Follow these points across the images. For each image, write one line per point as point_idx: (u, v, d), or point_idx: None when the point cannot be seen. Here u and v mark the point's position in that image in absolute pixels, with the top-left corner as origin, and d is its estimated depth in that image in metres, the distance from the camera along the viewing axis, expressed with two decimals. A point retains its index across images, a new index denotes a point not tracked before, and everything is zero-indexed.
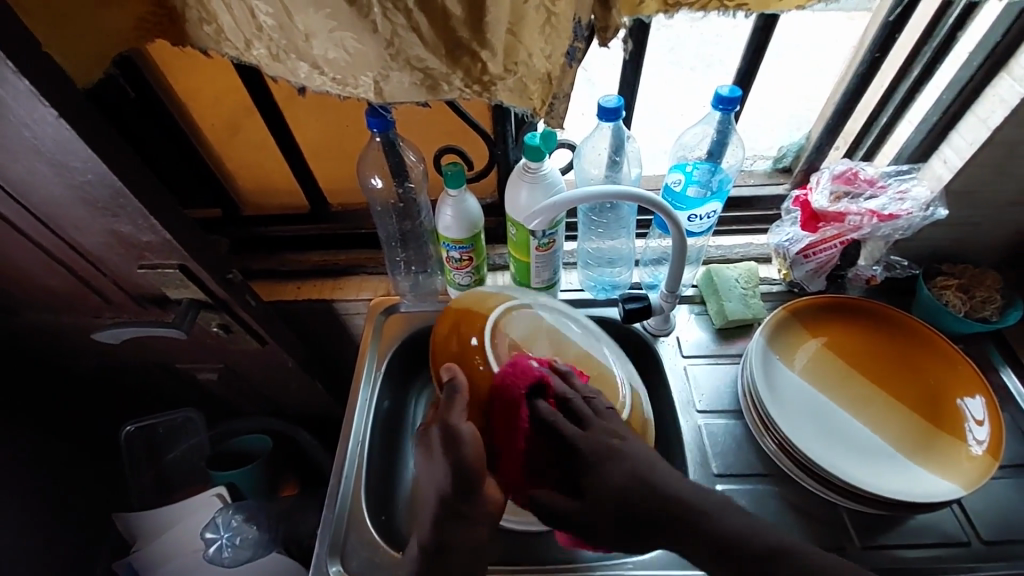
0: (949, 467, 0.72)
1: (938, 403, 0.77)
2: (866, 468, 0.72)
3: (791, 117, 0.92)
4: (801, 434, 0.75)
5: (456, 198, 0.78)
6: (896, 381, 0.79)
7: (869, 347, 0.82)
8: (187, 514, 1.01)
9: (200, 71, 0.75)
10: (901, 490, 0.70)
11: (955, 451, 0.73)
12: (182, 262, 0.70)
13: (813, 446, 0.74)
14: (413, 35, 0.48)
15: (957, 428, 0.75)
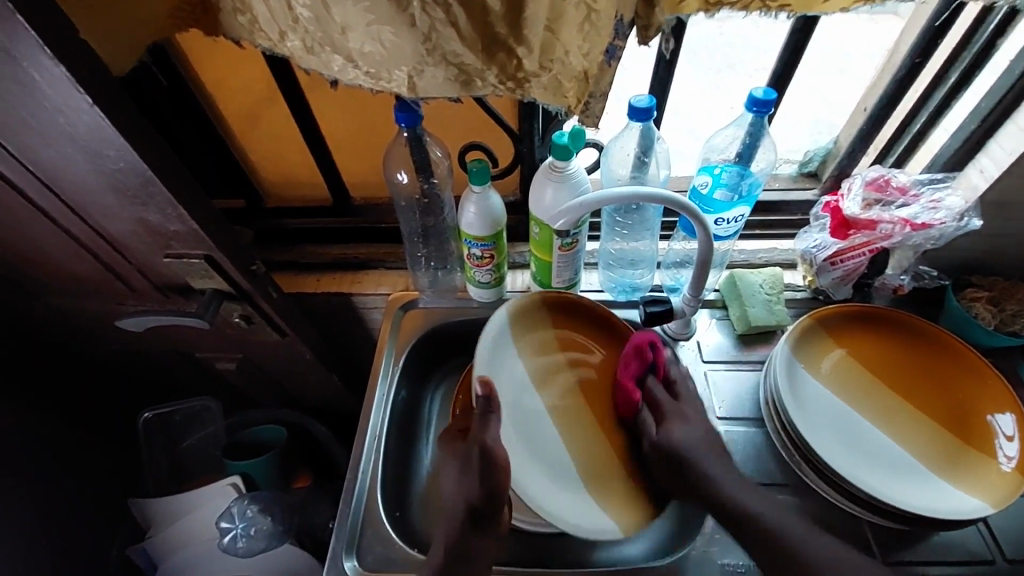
0: (976, 484, 0.70)
1: (968, 419, 0.75)
2: (890, 482, 0.71)
3: (815, 122, 0.91)
4: (825, 444, 0.74)
5: (479, 195, 0.77)
6: (925, 395, 0.77)
7: (893, 358, 0.80)
8: (201, 503, 1.02)
9: (230, 63, 0.75)
10: (926, 506, 0.68)
11: (984, 469, 0.71)
12: (207, 252, 0.70)
13: (837, 458, 0.73)
14: (450, 30, 0.48)
15: (985, 445, 0.73)
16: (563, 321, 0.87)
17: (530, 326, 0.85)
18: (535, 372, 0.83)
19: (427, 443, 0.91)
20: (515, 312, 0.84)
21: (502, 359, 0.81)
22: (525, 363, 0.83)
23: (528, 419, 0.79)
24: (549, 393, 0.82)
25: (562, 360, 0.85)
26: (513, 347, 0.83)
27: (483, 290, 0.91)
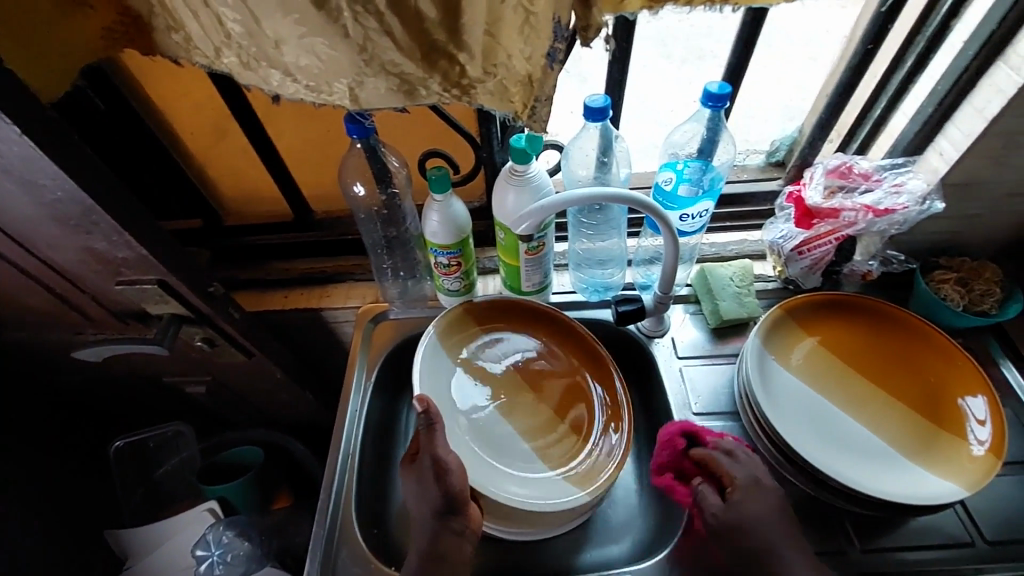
0: (950, 468, 0.70)
1: (939, 403, 0.75)
2: (867, 472, 0.71)
3: (784, 108, 0.90)
4: (799, 435, 0.73)
5: (441, 203, 0.76)
6: (896, 380, 0.77)
7: (859, 345, 0.80)
8: (178, 530, 0.99)
9: (175, 82, 0.73)
10: (900, 493, 0.68)
11: (957, 451, 0.71)
12: (160, 277, 0.68)
13: (812, 449, 0.72)
14: (387, 39, 0.46)
15: (957, 427, 0.73)
16: (495, 318, 0.87)
17: (460, 333, 0.84)
18: (477, 374, 0.82)
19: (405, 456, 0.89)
20: (449, 317, 0.84)
21: (436, 369, 0.80)
22: (461, 366, 0.82)
23: (479, 417, 0.79)
24: (493, 391, 0.81)
25: (501, 357, 0.85)
26: (447, 354, 0.82)
27: (453, 298, 0.90)
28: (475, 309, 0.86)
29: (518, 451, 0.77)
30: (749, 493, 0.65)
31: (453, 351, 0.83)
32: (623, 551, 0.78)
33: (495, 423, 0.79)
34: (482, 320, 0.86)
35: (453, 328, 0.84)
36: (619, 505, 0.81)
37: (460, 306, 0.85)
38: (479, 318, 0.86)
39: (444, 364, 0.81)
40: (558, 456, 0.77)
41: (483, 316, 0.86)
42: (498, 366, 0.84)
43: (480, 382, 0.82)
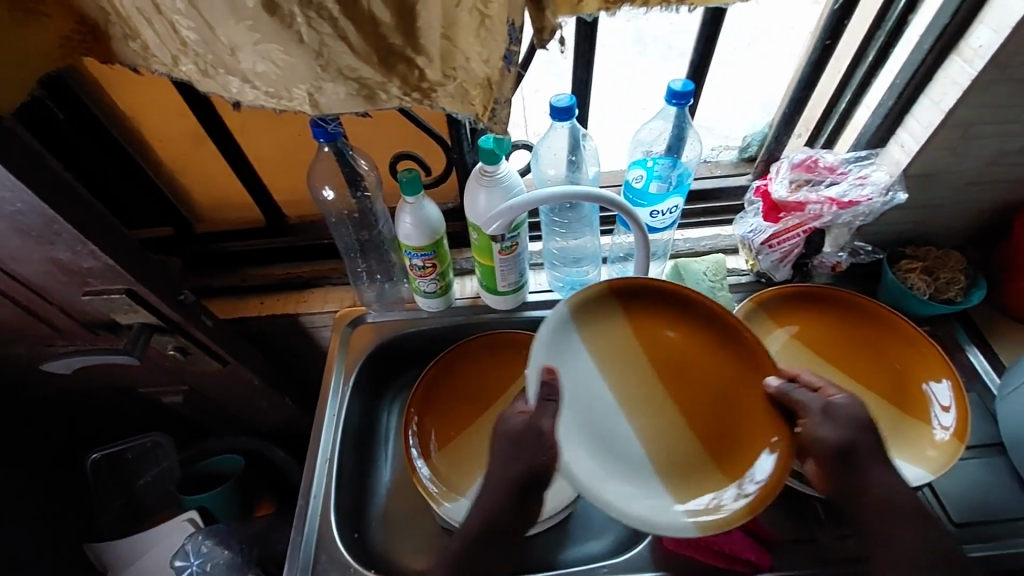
0: (914, 453, 0.72)
1: (905, 391, 0.77)
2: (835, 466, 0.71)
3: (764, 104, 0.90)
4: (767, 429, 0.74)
5: (413, 204, 0.76)
6: (863, 371, 0.79)
7: (832, 338, 0.82)
8: (158, 542, 0.99)
9: (139, 89, 0.72)
10: None
11: (924, 439, 0.73)
12: (128, 286, 0.67)
13: None
14: (342, 44, 0.46)
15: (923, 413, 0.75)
16: (638, 303, 0.72)
17: (597, 315, 0.71)
18: (607, 367, 0.70)
19: (385, 459, 0.90)
20: (577, 301, 0.69)
21: (566, 358, 0.68)
22: (594, 355, 0.70)
23: (600, 420, 0.68)
24: (622, 386, 0.70)
25: (639, 346, 0.72)
26: (580, 339, 0.69)
27: (431, 300, 0.90)
28: (617, 290, 0.71)
29: (633, 462, 0.67)
30: (839, 413, 0.58)
31: (589, 335, 0.70)
32: (602, 547, 0.78)
33: (617, 424, 0.69)
34: (621, 301, 0.72)
35: (587, 308, 0.70)
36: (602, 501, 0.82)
37: (601, 285, 0.71)
38: (622, 301, 0.72)
39: (574, 352, 0.68)
40: (684, 467, 0.67)
41: (622, 295, 0.72)
42: (631, 358, 0.71)
43: (609, 374, 0.70)
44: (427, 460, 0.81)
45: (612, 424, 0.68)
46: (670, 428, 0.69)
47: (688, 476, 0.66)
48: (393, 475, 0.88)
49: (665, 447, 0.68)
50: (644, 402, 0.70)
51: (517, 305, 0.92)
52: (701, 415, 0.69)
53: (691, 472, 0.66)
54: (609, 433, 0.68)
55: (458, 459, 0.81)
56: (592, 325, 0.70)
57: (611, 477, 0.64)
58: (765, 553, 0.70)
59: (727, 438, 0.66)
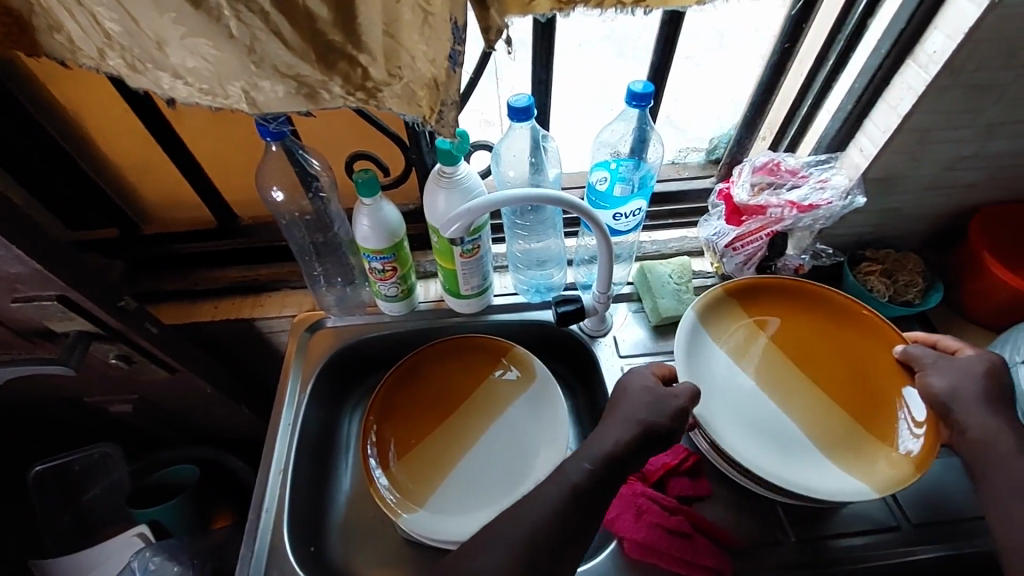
0: (869, 466, 0.69)
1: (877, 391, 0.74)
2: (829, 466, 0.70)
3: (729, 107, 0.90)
4: (737, 436, 0.72)
5: (371, 206, 0.74)
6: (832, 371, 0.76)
7: (804, 337, 0.79)
8: (105, 559, 0.94)
9: (73, 81, 0.68)
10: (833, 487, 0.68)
11: (874, 454, 0.70)
12: (61, 292, 0.63)
13: (751, 451, 0.71)
14: (275, 40, 0.43)
15: (887, 430, 0.71)
16: (755, 300, 0.82)
17: (724, 314, 0.81)
18: (743, 358, 0.78)
19: (346, 467, 0.87)
20: (702, 304, 0.80)
21: (705, 355, 0.77)
22: (724, 348, 0.79)
23: (752, 404, 0.75)
24: (765, 374, 0.77)
25: (769, 339, 0.79)
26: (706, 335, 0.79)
27: (393, 304, 0.88)
28: (735, 291, 0.82)
29: (789, 437, 0.72)
30: (945, 367, 0.67)
31: (719, 331, 0.80)
32: None
33: (768, 407, 0.75)
34: (747, 297, 0.82)
35: (709, 309, 0.80)
36: None
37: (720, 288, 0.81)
38: (742, 302, 0.82)
39: (707, 345, 0.78)
40: (847, 443, 0.71)
41: (758, 291, 0.82)
42: (758, 348, 0.79)
43: (752, 365, 0.78)
44: (386, 470, 0.78)
45: (760, 405, 0.75)
46: (817, 410, 0.74)
47: (873, 449, 0.70)
48: (353, 484, 0.85)
49: (818, 423, 0.73)
50: (788, 387, 0.76)
51: (482, 308, 0.90)
52: (848, 396, 0.75)
53: (852, 441, 0.71)
54: (750, 415, 0.74)
55: (419, 468, 0.79)
56: (715, 322, 0.80)
57: (763, 451, 0.71)
58: (726, 556, 0.68)
59: (872, 418, 0.73)
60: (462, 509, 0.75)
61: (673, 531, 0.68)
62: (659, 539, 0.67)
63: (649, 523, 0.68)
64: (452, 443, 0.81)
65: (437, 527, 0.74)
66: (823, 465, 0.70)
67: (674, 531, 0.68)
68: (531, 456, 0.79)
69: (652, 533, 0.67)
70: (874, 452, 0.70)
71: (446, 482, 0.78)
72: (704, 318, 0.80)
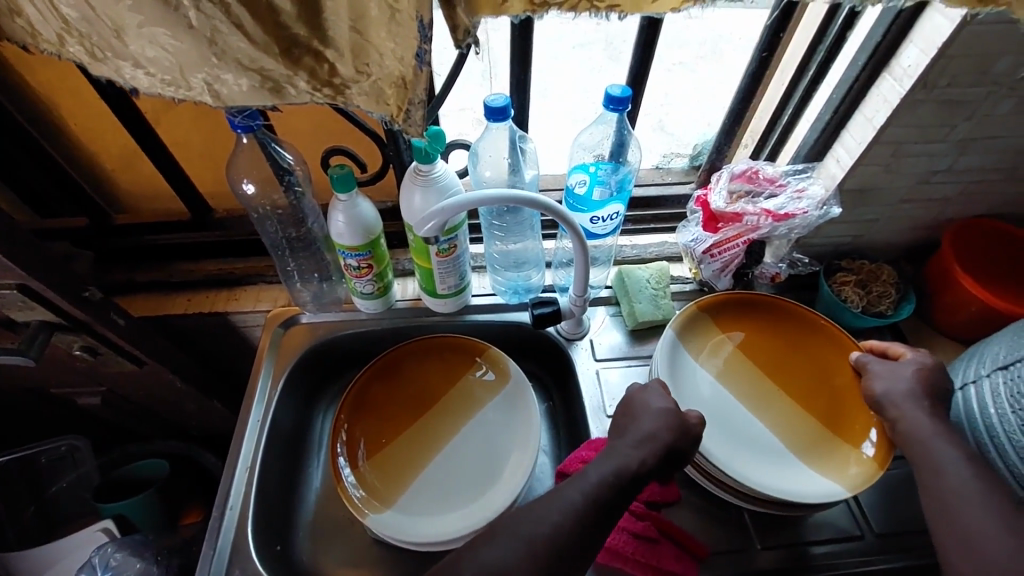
0: (835, 471, 0.69)
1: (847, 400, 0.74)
2: (797, 471, 0.70)
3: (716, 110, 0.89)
4: (714, 444, 0.71)
5: (346, 202, 0.73)
6: (805, 382, 0.76)
7: (779, 350, 0.79)
8: (69, 553, 0.92)
9: (40, 66, 0.66)
10: (809, 493, 0.67)
11: (841, 460, 0.70)
12: (21, 282, 0.61)
13: (725, 457, 0.70)
14: (237, 32, 0.43)
15: (853, 434, 0.72)
16: (727, 314, 0.82)
17: (700, 328, 0.81)
18: (718, 371, 0.78)
19: (316, 466, 0.86)
20: (680, 319, 0.80)
21: (675, 364, 0.76)
22: (698, 361, 0.78)
23: (726, 414, 0.74)
24: (738, 387, 0.76)
25: (741, 352, 0.79)
26: (682, 350, 0.78)
27: (369, 302, 0.87)
28: (708, 306, 0.82)
29: (761, 446, 0.72)
30: (882, 372, 0.69)
31: (694, 346, 0.79)
32: None
33: (742, 418, 0.74)
34: (720, 310, 0.82)
35: (684, 324, 0.80)
36: None
37: (693, 304, 0.81)
38: (712, 314, 0.82)
39: (682, 358, 0.78)
40: (818, 452, 0.71)
41: (729, 306, 0.82)
42: (732, 361, 0.78)
43: (726, 378, 0.77)
44: (355, 469, 0.77)
45: (732, 415, 0.74)
46: (788, 421, 0.74)
47: (845, 459, 0.70)
48: (323, 482, 0.85)
49: (792, 433, 0.73)
50: (761, 399, 0.76)
51: (459, 308, 0.90)
52: (820, 407, 0.74)
53: (822, 449, 0.71)
54: (721, 424, 0.73)
55: (389, 469, 0.78)
56: (690, 338, 0.79)
57: (741, 460, 0.70)
58: (693, 565, 0.68)
59: (845, 427, 0.72)
60: (433, 510, 0.75)
61: (645, 539, 0.67)
62: (631, 546, 0.67)
63: (622, 530, 0.68)
64: (423, 442, 0.80)
65: (408, 529, 0.72)
66: (795, 473, 0.69)
67: (646, 539, 0.67)
68: (503, 459, 0.79)
69: (625, 540, 0.67)
70: (849, 462, 0.70)
71: (416, 481, 0.77)
72: (680, 333, 0.79)
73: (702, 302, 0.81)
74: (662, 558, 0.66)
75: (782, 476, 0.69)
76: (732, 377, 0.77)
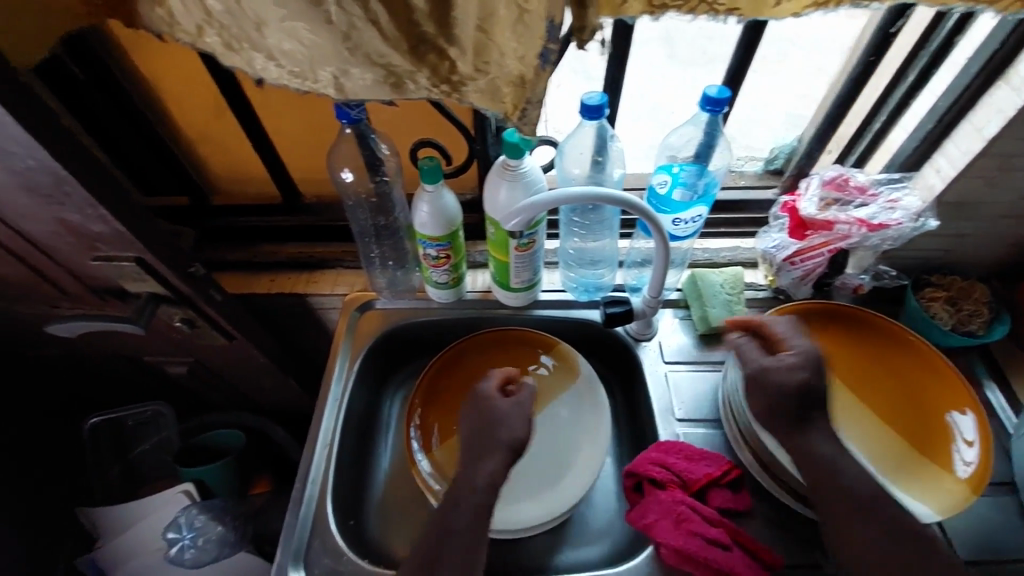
0: (924, 491, 0.67)
1: (933, 419, 0.72)
2: (882, 488, 0.68)
3: (789, 115, 0.89)
4: (794, 454, 0.70)
5: (432, 193, 0.75)
6: (889, 398, 0.74)
7: (863, 363, 0.77)
8: (153, 512, 0.97)
9: (159, 54, 0.70)
10: (895, 511, 0.65)
11: (929, 480, 0.68)
12: (139, 255, 0.65)
13: (806, 469, 0.69)
14: (372, 29, 0.45)
15: (942, 455, 0.69)
16: (808, 324, 0.80)
17: None
18: None
19: (385, 448, 0.89)
20: None
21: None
22: None
23: None
24: (819, 399, 0.75)
25: (822, 364, 0.77)
26: None
27: (442, 291, 0.89)
28: (788, 315, 0.80)
29: (844, 459, 0.70)
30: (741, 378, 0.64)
31: None
32: (597, 555, 0.79)
33: (823, 430, 0.72)
34: (800, 319, 0.80)
35: None
36: (598, 510, 0.83)
37: (773, 312, 0.80)
38: (791, 323, 0.80)
39: None
40: (904, 470, 0.69)
41: (809, 316, 0.80)
42: None
43: None
44: (429, 453, 0.79)
45: None
46: (872, 437, 0.72)
47: (935, 479, 0.68)
48: (392, 463, 0.87)
49: (876, 448, 0.71)
50: (842, 413, 0.74)
51: (528, 303, 0.91)
52: (905, 425, 0.72)
53: (908, 467, 0.69)
54: None
55: (461, 456, 0.79)
56: None
57: None
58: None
59: (933, 448, 0.70)
60: (502, 499, 0.76)
61: (720, 545, 0.66)
62: (707, 551, 0.66)
63: (696, 533, 0.67)
64: None
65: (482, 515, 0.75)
66: (880, 490, 0.68)
67: (721, 545, 0.66)
68: (572, 454, 0.80)
69: (700, 544, 0.66)
70: (937, 482, 0.67)
71: (487, 469, 0.79)
72: (760, 342, 0.78)
73: (783, 311, 0.80)
74: (738, 564, 0.65)
75: (866, 491, 0.68)
76: (812, 388, 0.76)
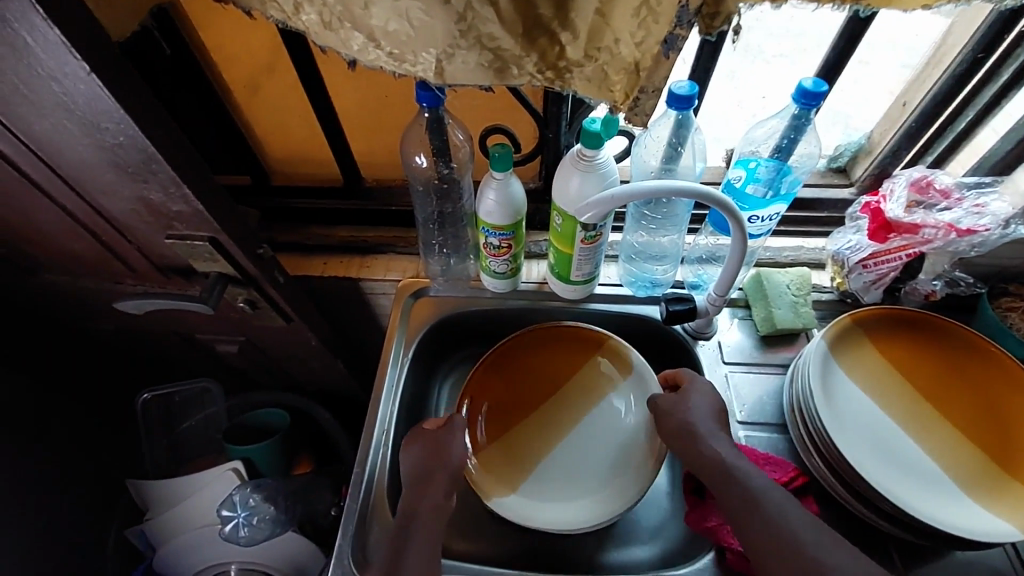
0: (1007, 506, 0.65)
1: (1015, 432, 0.70)
2: (962, 502, 0.66)
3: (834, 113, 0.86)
4: (870, 465, 0.68)
5: (500, 180, 0.73)
6: (969, 409, 0.72)
7: (940, 371, 0.74)
8: (201, 488, 0.98)
9: (235, 30, 0.69)
10: (978, 527, 0.64)
11: (1012, 495, 0.66)
12: (212, 235, 0.65)
13: (883, 481, 0.67)
14: (490, 10, 0.43)
15: None
16: (880, 330, 0.78)
17: (853, 344, 0.76)
18: (873, 390, 0.74)
19: None
20: (832, 332, 0.76)
21: (827, 377, 0.73)
22: (851, 378, 0.74)
23: (881, 435, 0.71)
24: (894, 408, 0.73)
25: (897, 372, 0.75)
26: (834, 365, 0.74)
27: (498, 280, 0.87)
28: (861, 321, 0.78)
29: (922, 471, 0.68)
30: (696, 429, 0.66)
31: (846, 361, 0.75)
32: (650, 555, 0.78)
33: (898, 441, 0.70)
34: (874, 325, 0.78)
35: (839, 339, 0.76)
36: (651, 509, 0.82)
37: (846, 317, 0.77)
38: (865, 329, 0.77)
39: (834, 373, 0.74)
40: (984, 484, 0.67)
41: (882, 322, 0.78)
42: (887, 379, 0.74)
43: (882, 398, 0.73)
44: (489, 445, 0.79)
45: (889, 437, 0.71)
46: (950, 448, 0.70)
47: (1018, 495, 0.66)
48: None
49: (954, 460, 0.69)
50: (918, 422, 0.72)
51: (584, 296, 0.89)
52: (986, 437, 0.70)
53: (990, 481, 0.67)
54: (875, 444, 0.70)
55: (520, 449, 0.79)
56: (844, 354, 0.75)
57: (898, 483, 0.67)
58: None
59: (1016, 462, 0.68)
60: (560, 494, 0.76)
61: None
62: None
63: None
64: (548, 426, 0.81)
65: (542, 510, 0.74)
66: (960, 504, 0.66)
67: None
68: (631, 452, 0.78)
69: None
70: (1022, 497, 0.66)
71: (543, 463, 0.78)
72: (833, 348, 0.75)
73: (856, 316, 0.77)
74: None
75: (946, 505, 0.66)
76: (887, 397, 0.73)
